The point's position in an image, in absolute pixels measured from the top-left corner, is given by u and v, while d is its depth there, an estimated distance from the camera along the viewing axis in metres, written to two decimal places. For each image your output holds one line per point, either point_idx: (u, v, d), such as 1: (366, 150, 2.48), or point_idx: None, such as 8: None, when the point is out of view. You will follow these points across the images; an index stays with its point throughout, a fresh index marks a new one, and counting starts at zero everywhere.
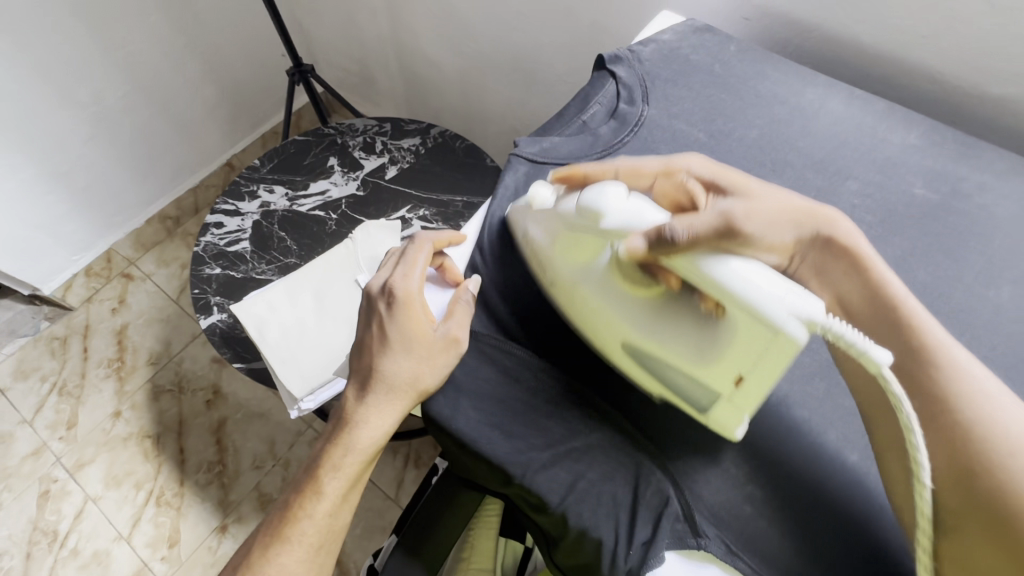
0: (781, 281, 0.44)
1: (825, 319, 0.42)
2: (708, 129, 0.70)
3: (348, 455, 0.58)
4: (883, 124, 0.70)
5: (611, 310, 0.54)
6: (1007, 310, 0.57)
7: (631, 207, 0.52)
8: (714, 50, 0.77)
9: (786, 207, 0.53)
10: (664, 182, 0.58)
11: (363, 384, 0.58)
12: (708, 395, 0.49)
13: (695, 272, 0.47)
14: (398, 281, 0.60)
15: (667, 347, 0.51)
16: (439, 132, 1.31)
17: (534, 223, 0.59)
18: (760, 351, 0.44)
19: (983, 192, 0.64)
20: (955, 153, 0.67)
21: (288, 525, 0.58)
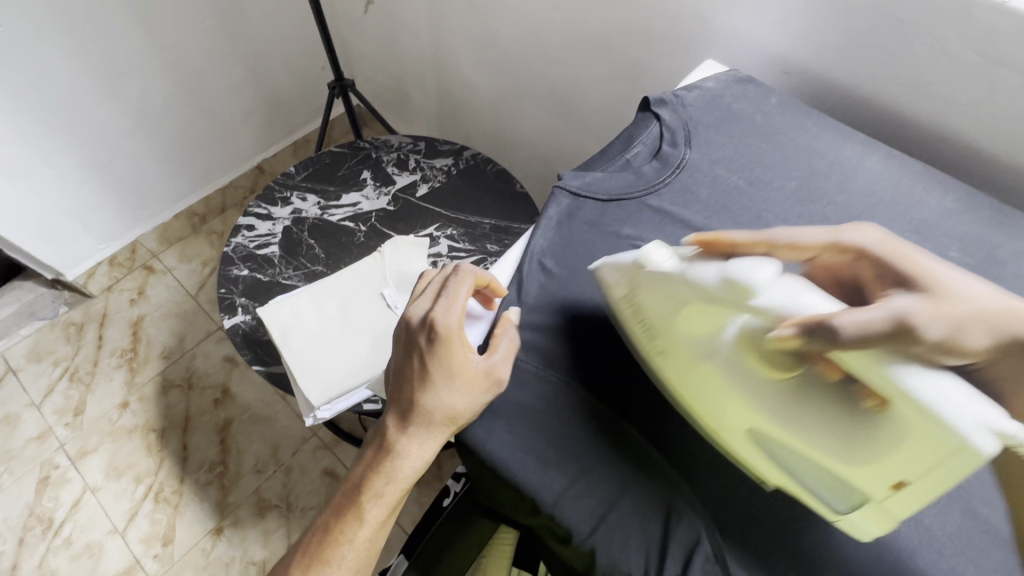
0: (964, 388, 0.42)
1: (1013, 432, 0.41)
2: (748, 177, 0.71)
3: (390, 482, 0.59)
4: (919, 185, 0.71)
5: (742, 393, 0.47)
6: None
7: (787, 289, 0.49)
8: (756, 101, 0.80)
9: (976, 307, 0.48)
10: (831, 257, 0.55)
11: (405, 415, 0.58)
12: (851, 499, 0.45)
13: (874, 371, 0.43)
14: (439, 316, 0.59)
15: (810, 451, 0.44)
16: (472, 155, 1.34)
17: (647, 284, 0.54)
18: (937, 459, 0.41)
19: (1018, 261, 0.65)
20: (990, 220, 0.68)
21: (329, 548, 0.59)
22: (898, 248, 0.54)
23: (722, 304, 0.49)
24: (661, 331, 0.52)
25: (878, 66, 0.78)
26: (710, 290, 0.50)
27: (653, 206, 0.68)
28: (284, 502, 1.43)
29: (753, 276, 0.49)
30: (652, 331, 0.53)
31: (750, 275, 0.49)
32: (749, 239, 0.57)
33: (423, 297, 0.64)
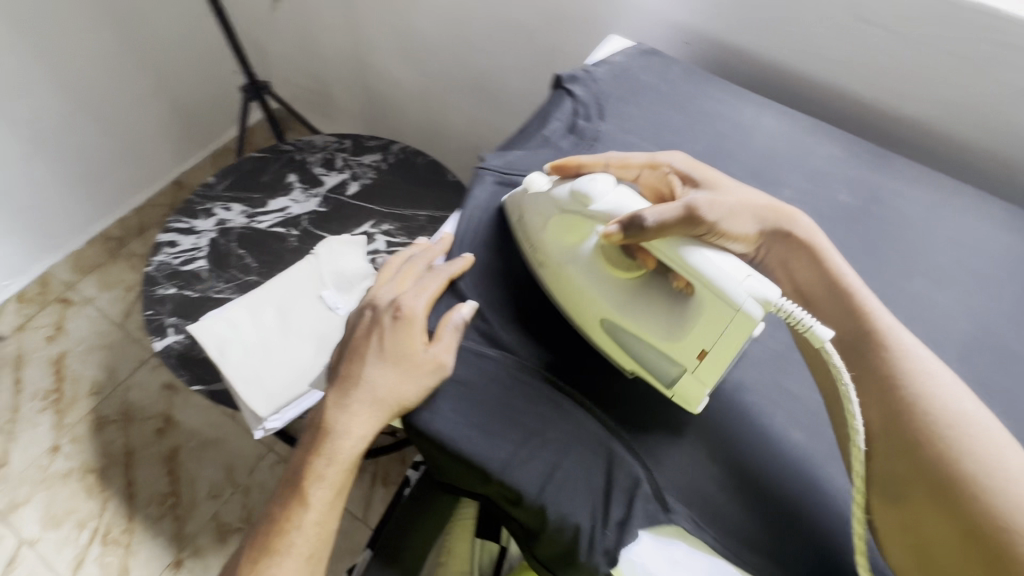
0: (740, 265, 0.51)
1: (779, 300, 0.49)
2: (659, 143, 0.76)
3: (331, 466, 0.57)
4: (810, 138, 0.78)
5: (589, 283, 0.58)
6: (919, 299, 0.65)
7: (618, 198, 0.57)
8: (661, 72, 0.84)
9: (755, 203, 0.60)
10: (649, 175, 0.64)
11: (348, 393, 0.57)
12: (674, 370, 0.55)
13: (673, 256, 0.53)
14: (407, 298, 0.60)
15: (640, 326, 0.56)
16: (401, 149, 1.33)
17: (528, 205, 0.62)
18: (723, 326, 0.51)
19: (897, 197, 0.73)
20: (871, 163, 0.76)
21: (276, 536, 0.58)
22: (699, 165, 0.64)
23: (577, 218, 0.59)
24: (535, 247, 0.61)
25: (768, 30, 0.84)
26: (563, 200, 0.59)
27: None
28: (246, 523, 1.38)
29: (590, 188, 0.57)
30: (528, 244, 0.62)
31: (586, 186, 0.57)
32: (590, 157, 0.63)
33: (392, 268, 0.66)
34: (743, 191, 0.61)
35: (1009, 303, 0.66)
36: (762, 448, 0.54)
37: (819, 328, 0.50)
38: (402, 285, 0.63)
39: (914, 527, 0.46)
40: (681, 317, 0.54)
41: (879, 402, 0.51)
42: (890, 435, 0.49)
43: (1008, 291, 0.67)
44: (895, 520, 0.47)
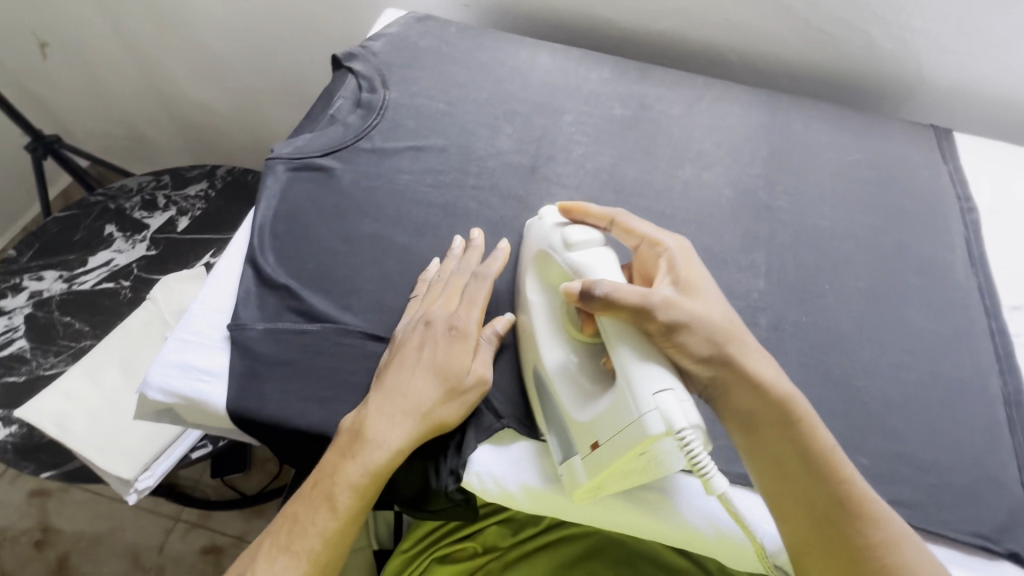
0: (664, 383, 0.47)
1: (682, 430, 0.45)
2: (447, 100, 0.80)
3: (360, 475, 0.50)
4: (581, 67, 0.85)
5: (539, 325, 0.56)
6: (691, 182, 0.74)
7: (598, 264, 0.54)
8: (439, 35, 0.88)
9: (722, 322, 0.53)
10: (647, 250, 0.59)
11: (393, 402, 0.52)
12: (570, 455, 0.52)
13: (612, 342, 0.51)
14: (460, 315, 0.56)
15: (561, 390, 0.52)
16: (227, 171, 1.27)
17: (532, 242, 0.61)
18: (621, 438, 0.47)
19: (661, 101, 0.83)
20: (636, 78, 0.85)
21: (297, 544, 0.50)
22: (698, 262, 0.57)
23: (559, 268, 0.57)
24: (521, 274, 0.61)
25: None
26: (558, 236, 0.58)
27: (368, 148, 0.73)
28: None
29: (578, 238, 0.56)
30: (520, 275, 0.62)
31: (579, 235, 0.56)
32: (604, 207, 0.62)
33: (438, 270, 0.61)
34: (711, 307, 0.53)
35: (762, 165, 0.77)
36: None
37: (716, 478, 0.47)
38: (459, 289, 0.58)
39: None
40: (593, 409, 0.50)
41: (819, 522, 0.49)
42: (822, 547, 0.49)
43: (762, 156, 0.78)
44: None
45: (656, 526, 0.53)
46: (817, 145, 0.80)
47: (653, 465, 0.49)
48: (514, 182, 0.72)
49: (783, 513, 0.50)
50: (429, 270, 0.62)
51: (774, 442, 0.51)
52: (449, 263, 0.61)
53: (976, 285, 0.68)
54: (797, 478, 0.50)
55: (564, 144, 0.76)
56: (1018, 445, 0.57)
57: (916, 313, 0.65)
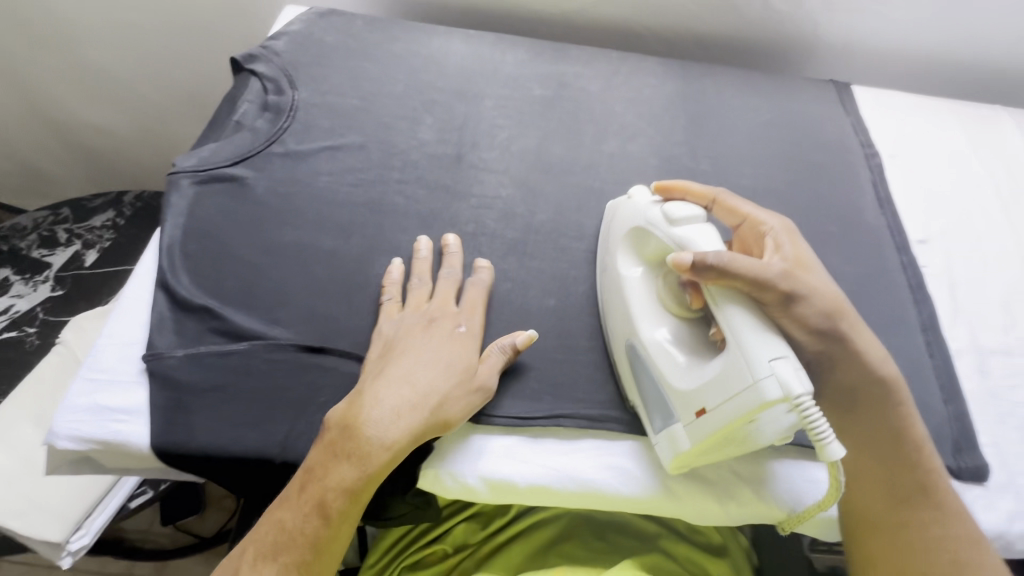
0: (778, 345, 0.45)
1: (800, 396, 0.44)
2: (361, 95, 0.76)
3: (354, 476, 0.47)
4: (496, 51, 0.84)
5: (631, 299, 0.55)
6: (617, 155, 0.75)
7: (710, 235, 0.51)
8: (345, 29, 0.84)
9: (831, 297, 0.53)
10: (749, 230, 0.58)
11: (393, 396, 0.49)
12: (669, 428, 0.51)
13: (717, 308, 0.48)
14: (462, 318, 0.56)
15: (659, 361, 0.52)
16: (136, 197, 1.18)
17: (627, 219, 0.59)
18: (735, 406, 0.45)
19: (579, 78, 0.83)
20: (552, 57, 0.85)
21: (286, 554, 0.47)
22: (802, 243, 0.57)
23: (659, 242, 0.55)
24: (614, 249, 0.60)
25: None
26: (655, 208, 0.56)
27: (281, 152, 0.69)
28: None
29: (683, 211, 0.53)
30: (608, 250, 0.61)
31: (680, 208, 0.53)
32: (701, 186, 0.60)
33: (417, 275, 0.59)
34: (821, 281, 0.53)
35: (682, 132, 0.79)
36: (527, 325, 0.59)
37: (834, 444, 0.44)
38: (450, 294, 0.58)
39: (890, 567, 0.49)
40: (698, 377, 0.49)
41: (899, 500, 0.51)
42: (894, 525, 0.51)
43: (681, 123, 0.80)
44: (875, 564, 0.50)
45: (611, 500, 0.52)
46: (731, 108, 0.83)
47: (749, 437, 0.48)
48: (440, 172, 0.70)
49: (863, 486, 0.52)
50: (391, 272, 0.59)
51: (879, 428, 0.53)
52: (428, 270, 0.60)
53: (886, 224, 0.72)
54: (889, 462, 0.52)
55: (488, 129, 0.75)
56: (939, 366, 0.61)
57: (836, 257, 0.68)
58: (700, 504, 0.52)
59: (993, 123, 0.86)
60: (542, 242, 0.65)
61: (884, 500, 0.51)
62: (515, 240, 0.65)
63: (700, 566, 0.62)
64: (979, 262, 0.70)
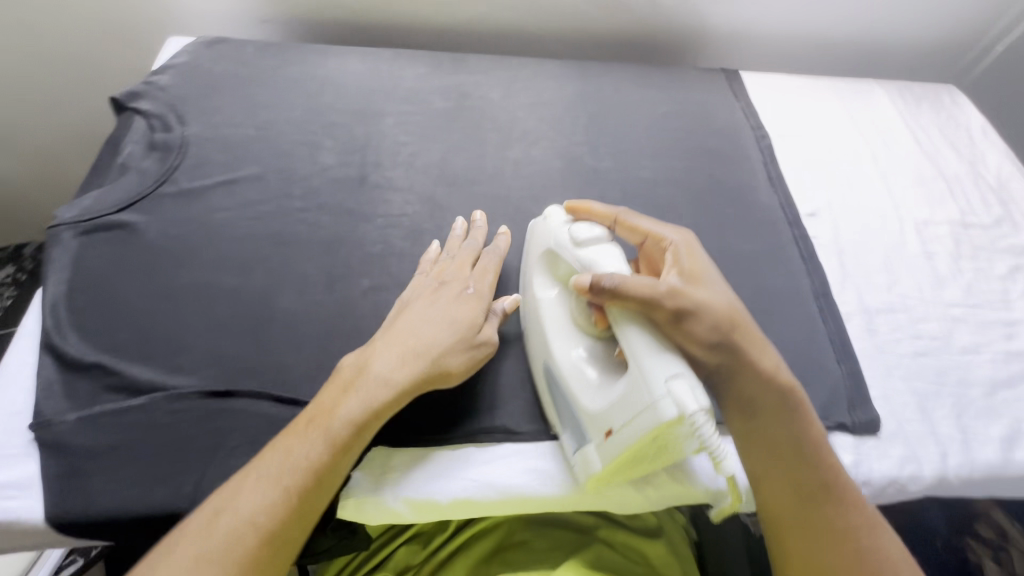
0: (673, 362, 0.45)
1: (695, 416, 0.43)
2: (255, 124, 0.75)
3: (360, 410, 0.49)
4: (394, 67, 0.84)
5: (545, 321, 0.56)
6: (521, 160, 0.76)
7: (608, 257, 0.52)
8: (234, 57, 0.82)
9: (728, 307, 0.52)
10: (653, 246, 0.58)
11: (403, 340, 0.52)
12: (585, 450, 0.51)
13: (618, 327, 0.49)
14: (472, 278, 0.57)
15: (570, 383, 0.52)
16: (37, 250, 1.12)
17: (540, 240, 0.60)
18: (638, 427, 0.46)
19: (479, 87, 0.84)
20: (451, 69, 0.85)
21: (288, 479, 0.46)
22: (702, 255, 0.56)
23: (567, 263, 0.56)
24: (530, 271, 0.60)
25: None
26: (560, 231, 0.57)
27: (172, 191, 0.66)
28: None
29: (585, 234, 0.54)
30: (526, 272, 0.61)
31: (585, 231, 0.54)
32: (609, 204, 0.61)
33: (445, 251, 0.62)
34: (717, 294, 0.53)
35: (583, 131, 0.81)
36: None
37: (728, 460, 0.44)
38: (467, 258, 0.60)
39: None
40: (606, 396, 0.49)
41: (809, 495, 0.51)
42: (805, 519, 0.51)
43: (582, 122, 0.82)
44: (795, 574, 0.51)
45: (534, 500, 0.53)
46: (629, 103, 0.85)
47: (661, 448, 0.49)
48: (344, 196, 0.69)
49: (774, 485, 0.52)
50: (430, 251, 0.63)
51: (783, 430, 0.52)
52: (454, 244, 0.63)
53: (777, 201, 0.77)
54: (794, 464, 0.52)
55: (390, 146, 0.75)
56: (831, 329, 0.65)
57: (733, 237, 0.72)
58: (620, 492, 0.54)
59: (868, 96, 0.93)
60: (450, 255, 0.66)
61: (792, 508, 0.52)
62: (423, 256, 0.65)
63: (638, 551, 0.63)
64: (863, 227, 0.76)
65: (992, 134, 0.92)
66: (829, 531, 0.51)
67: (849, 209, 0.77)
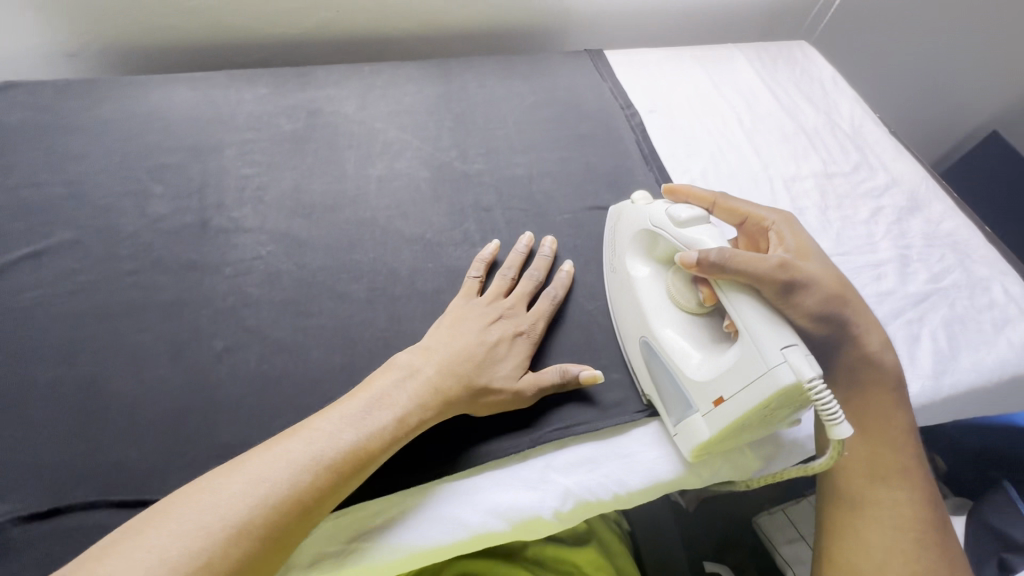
0: (784, 334, 0.45)
1: (814, 383, 0.43)
2: (65, 178, 0.64)
3: (409, 396, 0.49)
4: (229, 90, 0.75)
5: (644, 300, 0.57)
6: (386, 177, 0.71)
7: (715, 235, 0.52)
8: (30, 102, 0.70)
9: (833, 279, 0.53)
10: (753, 225, 0.59)
11: (462, 354, 0.53)
12: (691, 422, 0.51)
13: (725, 296, 0.49)
14: (523, 319, 0.58)
15: (675, 359, 0.52)
16: None
17: (633, 219, 0.61)
18: (754, 394, 0.45)
19: (331, 101, 0.77)
20: (297, 85, 0.78)
21: (324, 433, 0.45)
22: (805, 236, 0.57)
23: (666, 242, 0.56)
24: (621, 253, 0.61)
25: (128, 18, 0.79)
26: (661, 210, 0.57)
27: None
28: None
29: (687, 213, 0.54)
30: (618, 256, 0.62)
31: (686, 211, 0.54)
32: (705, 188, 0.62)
33: (507, 267, 0.62)
34: (824, 269, 0.53)
35: (449, 135, 0.76)
36: (313, 392, 0.54)
37: (842, 426, 0.43)
38: (526, 293, 0.60)
39: (862, 552, 0.51)
40: (715, 367, 0.50)
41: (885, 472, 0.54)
42: (877, 496, 0.53)
43: (447, 126, 0.77)
44: (851, 550, 0.52)
45: (438, 551, 0.49)
46: (495, 99, 0.82)
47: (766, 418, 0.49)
48: (183, 248, 0.61)
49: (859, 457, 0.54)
50: (486, 249, 0.64)
51: (885, 406, 0.55)
52: (518, 264, 0.63)
53: (654, 179, 0.76)
54: (884, 439, 0.54)
55: (233, 183, 0.67)
56: None
57: None
58: (527, 522, 0.51)
59: (730, 61, 0.94)
60: (316, 294, 0.60)
61: (861, 481, 0.54)
62: (285, 302, 0.59)
63: (568, 562, 0.63)
64: (738, 192, 0.77)
65: (844, 83, 0.96)
66: (889, 514, 0.52)
67: (723, 176, 0.78)
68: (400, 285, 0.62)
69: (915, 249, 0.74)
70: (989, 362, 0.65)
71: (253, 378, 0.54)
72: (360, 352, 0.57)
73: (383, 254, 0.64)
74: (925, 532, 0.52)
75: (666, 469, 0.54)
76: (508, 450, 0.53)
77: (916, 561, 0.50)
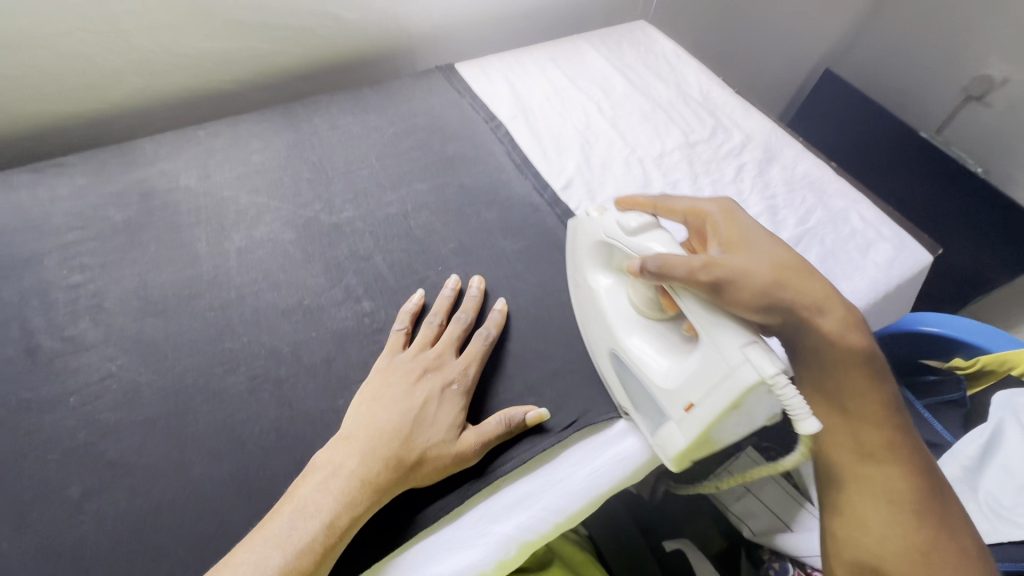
0: (739, 334, 0.44)
1: (777, 377, 0.41)
2: None
3: (333, 496, 0.46)
4: (38, 189, 0.66)
5: (608, 314, 0.56)
6: (246, 247, 0.64)
7: (661, 240, 0.51)
8: None
9: (779, 265, 0.52)
10: (696, 220, 0.58)
11: (386, 432, 0.49)
12: (669, 431, 0.51)
13: (680, 302, 0.48)
14: (454, 368, 0.55)
15: (643, 372, 0.52)
16: None
17: (586, 233, 0.60)
18: (721, 397, 0.44)
19: (166, 176, 0.69)
20: (121, 166, 0.69)
21: (246, 571, 0.42)
22: (749, 222, 0.55)
23: (619, 251, 0.55)
24: (581, 269, 0.60)
25: None
26: (611, 221, 0.55)
27: None
28: None
29: (635, 222, 0.53)
30: (580, 272, 0.60)
31: (633, 218, 0.53)
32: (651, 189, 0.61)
33: (432, 314, 0.59)
34: (770, 254, 0.52)
35: (309, 187, 0.71)
36: (203, 513, 0.47)
37: (808, 418, 0.41)
38: (454, 338, 0.57)
39: (861, 531, 0.54)
40: (681, 373, 0.49)
41: (881, 457, 0.54)
42: (878, 483, 0.54)
43: (305, 177, 0.72)
44: (854, 530, 0.54)
45: None
46: (351, 138, 0.78)
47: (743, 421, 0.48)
48: (12, 388, 0.52)
49: (851, 446, 0.55)
50: (410, 300, 0.61)
51: (865, 387, 0.55)
52: (445, 308, 0.60)
53: (531, 186, 0.75)
54: (871, 425, 0.55)
55: (62, 296, 0.58)
56: None
57: (501, 240, 0.69)
58: None
59: (577, 53, 0.96)
60: (187, 400, 0.53)
61: (849, 459, 0.55)
62: (151, 418, 0.51)
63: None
64: (612, 181, 0.78)
65: (684, 53, 1.01)
66: (882, 490, 0.53)
67: (596, 168, 0.79)
68: (283, 364, 0.56)
69: (780, 197, 0.79)
70: (863, 287, 0.70)
71: (127, 517, 0.46)
72: (251, 452, 0.51)
73: (257, 334, 0.58)
74: (919, 500, 0.53)
75: (604, 480, 0.53)
76: (436, 515, 0.49)
77: (917, 531, 0.52)
